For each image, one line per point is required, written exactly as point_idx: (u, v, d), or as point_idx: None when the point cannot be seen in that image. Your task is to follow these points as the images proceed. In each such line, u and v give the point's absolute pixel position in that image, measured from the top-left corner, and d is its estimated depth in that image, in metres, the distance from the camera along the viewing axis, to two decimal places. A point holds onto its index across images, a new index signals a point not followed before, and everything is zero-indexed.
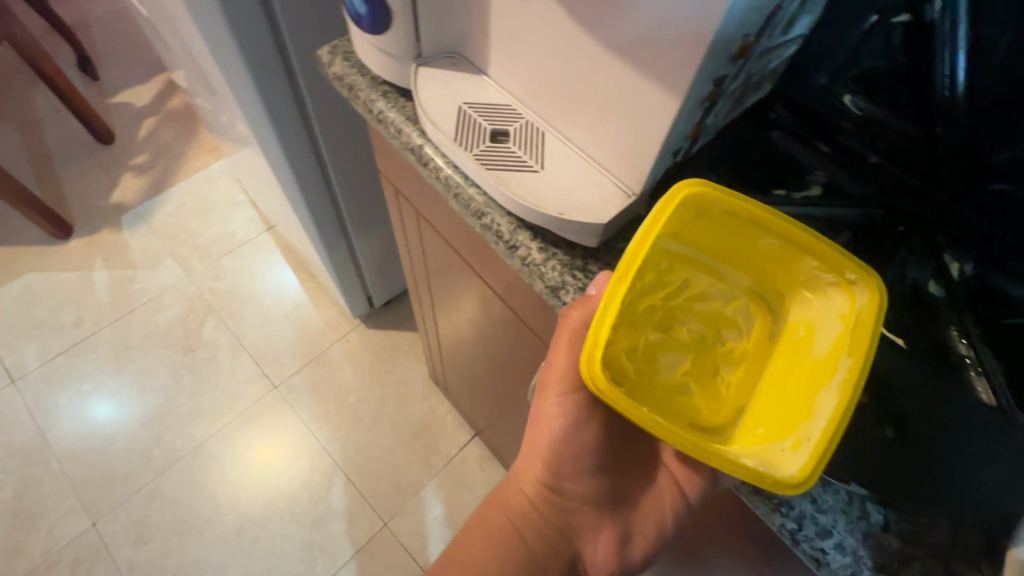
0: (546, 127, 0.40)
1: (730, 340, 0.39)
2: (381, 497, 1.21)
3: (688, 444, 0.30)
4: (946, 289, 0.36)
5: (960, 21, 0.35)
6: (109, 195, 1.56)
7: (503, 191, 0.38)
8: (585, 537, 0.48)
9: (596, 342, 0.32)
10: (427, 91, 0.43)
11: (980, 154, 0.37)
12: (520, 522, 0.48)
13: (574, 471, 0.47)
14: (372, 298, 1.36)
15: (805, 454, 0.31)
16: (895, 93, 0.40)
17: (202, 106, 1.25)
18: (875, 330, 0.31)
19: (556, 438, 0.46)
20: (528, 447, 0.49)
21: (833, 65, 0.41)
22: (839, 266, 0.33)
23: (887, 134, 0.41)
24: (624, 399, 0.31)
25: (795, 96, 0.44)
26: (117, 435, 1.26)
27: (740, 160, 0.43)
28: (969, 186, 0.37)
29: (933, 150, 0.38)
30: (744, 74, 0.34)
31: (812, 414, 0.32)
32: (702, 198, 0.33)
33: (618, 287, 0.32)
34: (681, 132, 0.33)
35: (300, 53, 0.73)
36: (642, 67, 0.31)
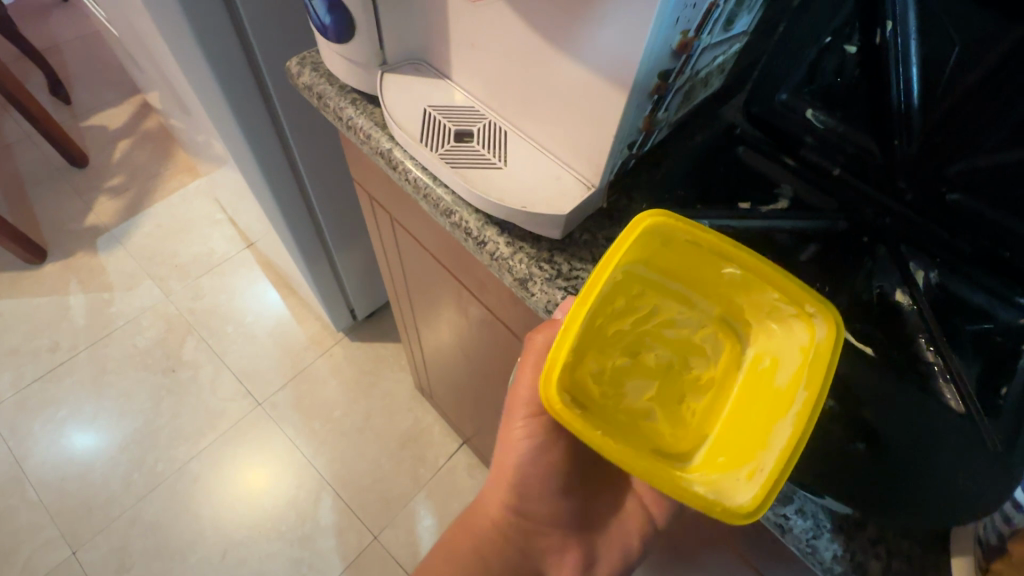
0: (508, 127, 0.41)
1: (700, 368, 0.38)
2: (370, 510, 1.20)
3: (637, 466, 0.30)
4: (912, 297, 0.35)
5: (912, 37, 0.35)
6: (84, 218, 1.54)
7: (467, 188, 0.40)
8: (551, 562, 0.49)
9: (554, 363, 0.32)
10: (392, 96, 0.44)
11: (935, 165, 0.37)
12: (484, 548, 0.49)
13: (541, 494, 0.49)
14: (355, 310, 1.36)
15: (757, 485, 0.29)
16: (853, 107, 0.40)
17: (177, 126, 1.25)
18: (829, 362, 0.30)
19: (520, 465, 0.47)
20: (493, 473, 0.50)
21: (794, 82, 0.41)
22: (799, 298, 0.32)
23: (846, 147, 0.41)
24: (578, 420, 0.31)
25: (759, 112, 0.43)
26: (96, 461, 1.23)
27: (706, 175, 0.42)
28: (926, 196, 0.38)
29: (892, 165, 0.39)
30: (691, 70, 0.36)
31: (769, 443, 0.30)
32: (668, 230, 0.33)
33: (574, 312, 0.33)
34: (633, 125, 0.35)
35: (272, 66, 0.74)
36: (595, 61, 0.32)
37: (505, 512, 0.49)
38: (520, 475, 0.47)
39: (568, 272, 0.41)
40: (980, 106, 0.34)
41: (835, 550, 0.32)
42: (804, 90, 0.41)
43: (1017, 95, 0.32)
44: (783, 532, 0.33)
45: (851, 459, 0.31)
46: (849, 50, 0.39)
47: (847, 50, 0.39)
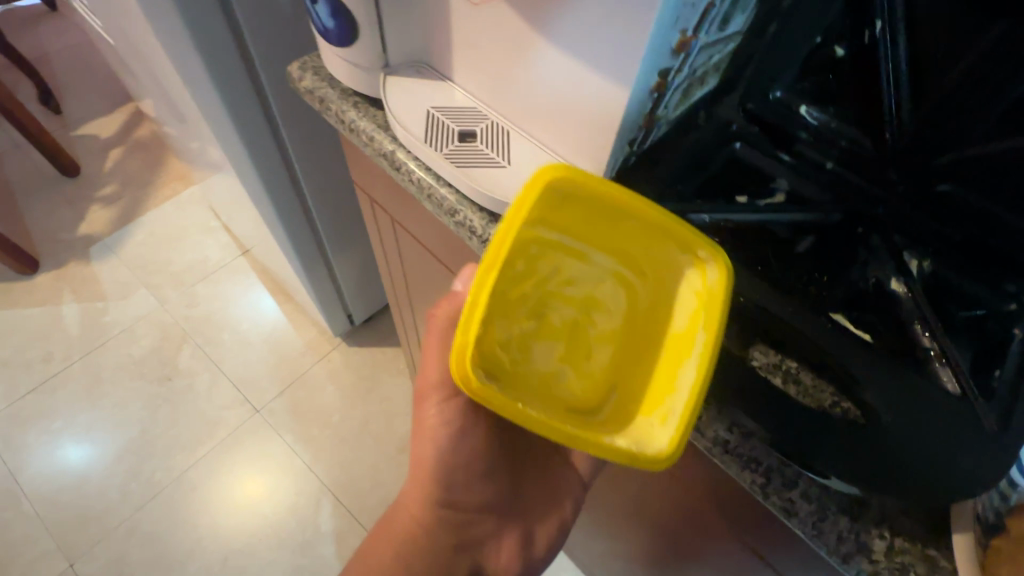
0: (511, 127, 0.42)
1: (602, 322, 0.39)
2: (371, 515, 1.20)
3: (561, 435, 0.32)
4: (907, 285, 0.37)
5: (899, 38, 0.38)
6: (76, 228, 1.53)
7: (473, 187, 0.40)
8: (489, 547, 0.51)
9: (467, 340, 0.33)
10: (396, 98, 0.45)
11: (925, 157, 0.40)
12: (408, 546, 0.48)
13: (465, 480, 0.49)
14: (353, 315, 1.36)
15: (671, 428, 0.33)
16: (845, 103, 0.42)
17: (171, 134, 1.25)
18: (722, 304, 0.33)
19: (439, 452, 0.48)
20: (411, 468, 0.50)
21: (789, 78, 0.43)
22: (693, 243, 0.34)
23: (840, 141, 0.42)
24: (497, 396, 0.32)
25: (755, 108, 0.43)
26: (91, 472, 1.22)
27: (705, 171, 0.42)
28: (918, 187, 0.40)
29: (883, 156, 0.41)
30: (689, 68, 0.37)
31: (675, 388, 0.34)
32: (566, 181, 0.33)
33: (478, 280, 0.33)
34: (634, 121, 0.36)
35: (269, 72, 0.74)
36: (597, 61, 0.33)
37: (431, 505, 0.49)
38: (444, 462, 0.48)
39: None
40: (966, 102, 0.37)
41: (841, 531, 0.33)
42: (797, 87, 0.43)
43: (1003, 90, 0.35)
44: (791, 516, 0.34)
45: (856, 438, 0.32)
46: (837, 53, 0.41)
47: (835, 54, 0.41)
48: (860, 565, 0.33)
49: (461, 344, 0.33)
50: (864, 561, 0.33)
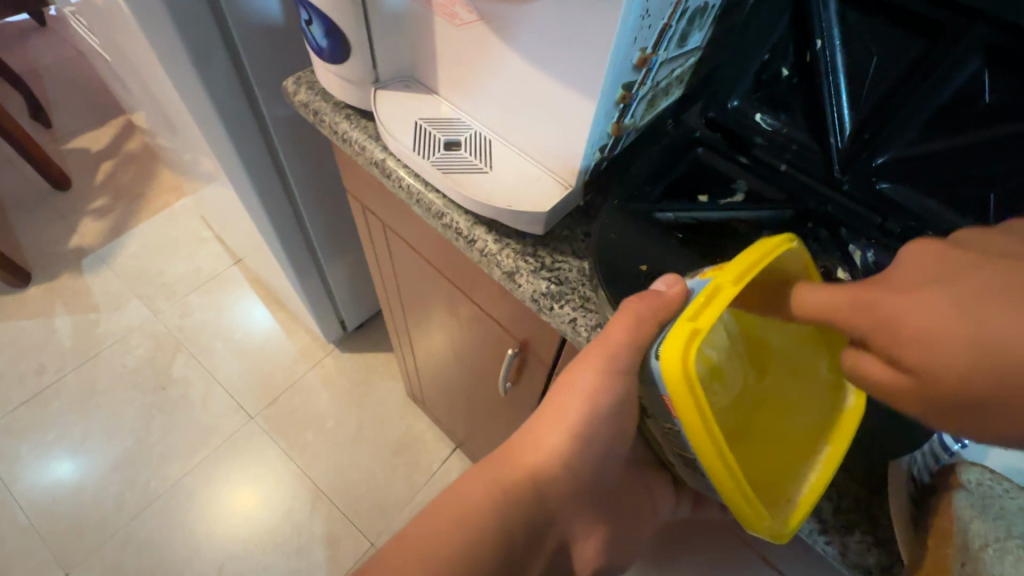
0: (492, 136, 0.46)
1: (718, 393, 0.39)
2: (366, 518, 1.22)
3: (721, 459, 0.31)
4: (851, 273, 0.41)
5: (836, 50, 0.41)
6: (68, 240, 1.54)
7: (457, 191, 0.44)
8: (581, 535, 0.48)
9: (693, 336, 0.31)
10: (386, 110, 0.48)
11: (866, 159, 0.42)
12: (513, 498, 0.44)
13: (596, 456, 0.45)
14: (346, 322, 1.38)
15: (784, 512, 0.33)
16: (794, 111, 0.45)
17: (164, 146, 1.27)
18: (852, 425, 0.35)
19: (585, 424, 0.43)
20: (539, 420, 0.46)
21: (742, 89, 0.47)
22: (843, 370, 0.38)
23: (792, 145, 0.45)
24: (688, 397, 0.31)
25: (715, 116, 0.47)
26: (86, 482, 1.23)
27: (667, 176, 0.46)
28: (862, 184, 0.43)
29: (829, 159, 0.44)
30: (652, 82, 0.41)
31: (788, 480, 0.35)
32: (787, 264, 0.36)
33: (722, 288, 0.31)
34: (602, 130, 0.40)
35: (263, 86, 0.78)
36: (567, 76, 0.37)
37: (553, 471, 0.45)
38: (587, 432, 0.43)
39: (551, 264, 0.45)
40: (897, 106, 0.40)
41: None
42: (751, 97, 0.47)
43: (928, 98, 0.38)
44: None
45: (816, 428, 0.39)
46: (783, 71, 0.45)
47: (781, 71, 0.45)
48: (812, 527, 0.35)
49: (684, 329, 0.31)
50: (814, 520, 0.35)
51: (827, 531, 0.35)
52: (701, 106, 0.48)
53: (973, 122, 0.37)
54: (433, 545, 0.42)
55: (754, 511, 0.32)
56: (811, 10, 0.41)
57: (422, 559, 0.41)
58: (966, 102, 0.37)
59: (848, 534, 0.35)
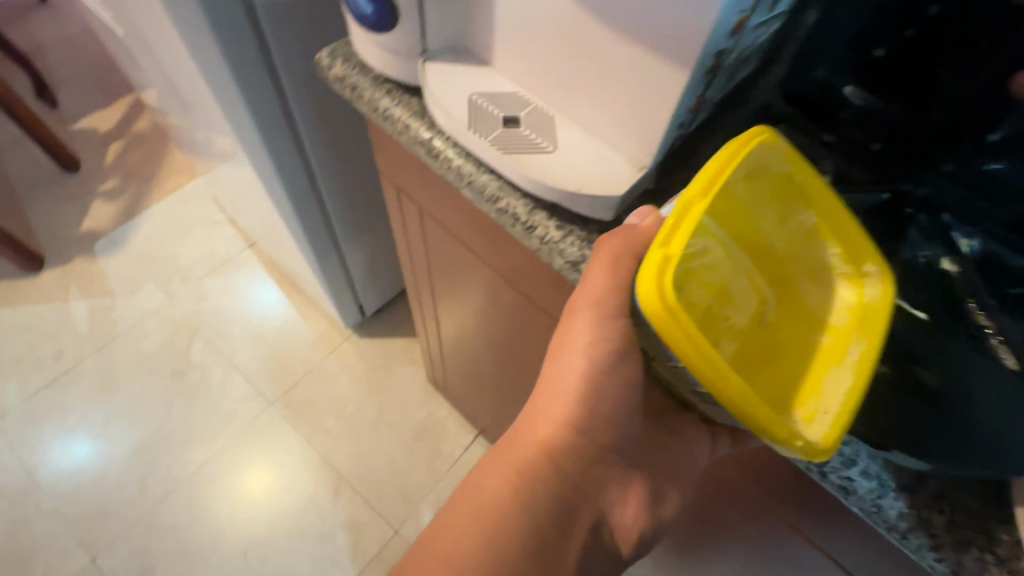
0: (554, 112, 0.42)
1: (733, 316, 0.37)
2: (389, 504, 1.21)
3: (731, 379, 0.30)
4: (960, 265, 0.37)
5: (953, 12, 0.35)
6: (80, 223, 1.51)
7: (522, 173, 0.40)
8: (613, 498, 0.46)
9: (665, 263, 0.31)
10: (435, 83, 0.44)
11: (975, 135, 0.37)
12: (525, 479, 0.43)
13: (611, 417, 0.42)
14: (364, 306, 1.35)
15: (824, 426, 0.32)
16: (892, 83, 0.39)
17: (176, 124, 1.23)
18: (886, 315, 0.34)
19: (587, 381, 0.40)
20: (540, 389, 0.44)
21: (830, 58, 0.40)
22: (859, 256, 0.36)
23: (884, 122, 0.40)
24: (683, 319, 0.31)
25: (796, 90, 0.43)
26: (107, 467, 1.22)
27: None
28: (965, 163, 0.38)
29: (931, 137, 0.39)
30: (739, 49, 0.37)
31: (822, 391, 0.34)
32: (767, 152, 0.35)
33: (692, 204, 0.33)
34: (686, 104, 0.36)
35: (286, 61, 0.73)
36: (656, 43, 0.32)
37: (564, 440, 0.43)
38: (592, 389, 0.41)
39: None
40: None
41: (900, 507, 0.34)
42: (842, 66, 0.40)
43: None
44: (849, 494, 0.35)
45: (914, 417, 0.33)
46: (878, 49, 0.39)
47: (876, 50, 0.39)
48: (919, 539, 0.33)
49: (655, 258, 0.32)
50: (923, 535, 0.33)
51: (938, 546, 0.33)
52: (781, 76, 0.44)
53: None
54: (456, 547, 0.42)
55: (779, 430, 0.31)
56: None
57: (444, 563, 0.41)
58: None
59: (964, 551, 0.32)
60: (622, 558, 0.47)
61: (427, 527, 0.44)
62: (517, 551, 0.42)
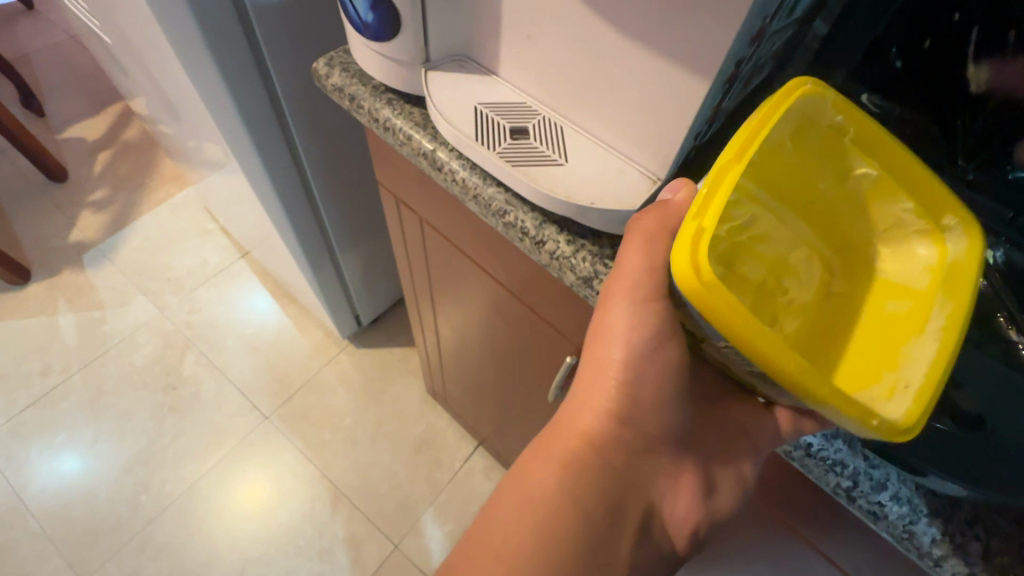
0: (563, 122, 0.40)
1: (793, 289, 0.39)
2: (388, 518, 1.19)
3: (794, 358, 0.29)
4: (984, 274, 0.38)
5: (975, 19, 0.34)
6: (68, 234, 1.48)
7: (532, 189, 0.38)
8: (660, 489, 0.43)
9: (699, 235, 0.30)
10: (439, 93, 0.42)
11: (997, 144, 0.37)
12: (572, 469, 0.41)
13: (653, 407, 0.40)
14: (360, 316, 1.33)
15: (906, 401, 0.30)
16: (910, 90, 0.39)
17: (166, 133, 1.20)
18: (973, 273, 0.33)
19: (628, 367, 0.38)
20: (581, 376, 0.42)
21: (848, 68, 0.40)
22: (938, 210, 0.35)
23: (903, 127, 0.40)
24: (730, 292, 0.29)
25: None
26: (97, 486, 1.19)
27: None
28: (986, 172, 0.38)
29: (951, 144, 0.39)
30: (756, 58, 0.36)
31: (903, 363, 0.32)
32: (815, 102, 0.34)
33: (724, 169, 0.31)
34: (703, 115, 0.34)
35: (280, 70, 0.71)
36: (675, 53, 0.31)
37: (606, 430, 0.41)
38: (632, 376, 0.38)
39: None
40: None
41: (934, 534, 0.33)
42: (861, 73, 0.40)
43: None
44: (879, 519, 0.34)
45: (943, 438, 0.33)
46: (896, 61, 0.38)
47: (895, 62, 0.38)
48: (955, 567, 0.32)
49: (688, 231, 0.30)
50: (959, 563, 0.32)
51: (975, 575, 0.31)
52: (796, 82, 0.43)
53: None
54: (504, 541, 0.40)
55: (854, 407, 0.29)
56: None
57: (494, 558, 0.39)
58: None
59: None
60: (677, 553, 0.43)
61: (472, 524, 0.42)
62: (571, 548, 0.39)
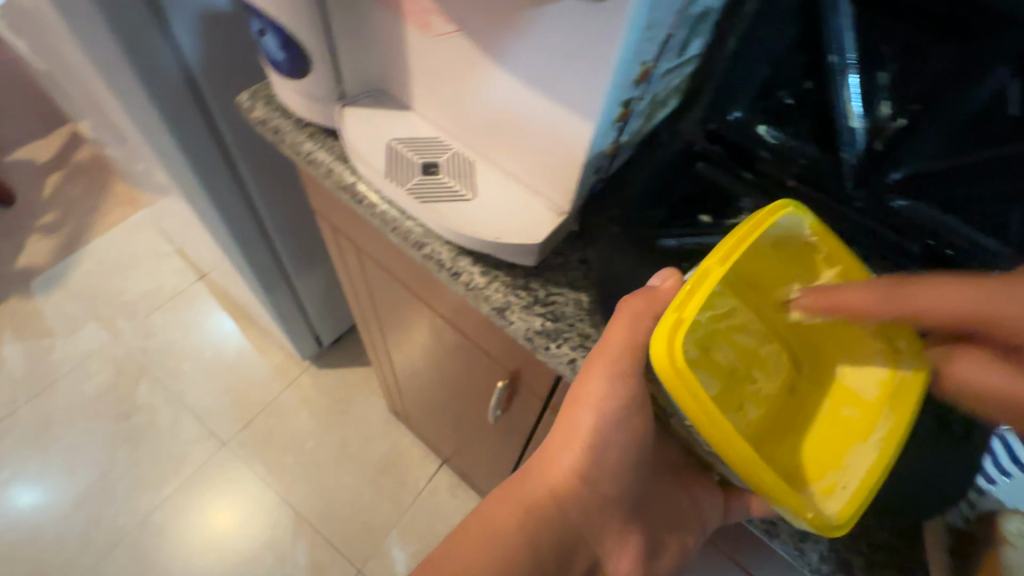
0: (474, 156, 0.41)
1: (761, 381, 0.39)
2: (351, 541, 1.17)
3: (749, 458, 0.30)
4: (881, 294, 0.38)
5: (851, 61, 0.37)
6: (14, 260, 1.43)
7: (441, 224, 0.39)
8: (606, 548, 0.42)
9: (677, 326, 0.30)
10: (353, 129, 0.43)
11: (882, 173, 0.37)
12: (536, 516, 0.40)
13: (616, 472, 0.40)
14: (321, 337, 1.31)
15: (840, 501, 0.32)
16: (801, 123, 0.40)
17: (113, 156, 1.18)
18: (917, 396, 0.33)
19: (596, 434, 0.38)
20: (554, 431, 0.41)
21: (743, 99, 0.40)
22: (891, 334, 0.34)
23: (799, 159, 0.39)
24: (693, 392, 0.30)
25: (716, 129, 0.41)
26: (45, 522, 1.14)
27: (665, 197, 0.42)
28: (875, 200, 0.37)
29: (840, 174, 0.38)
30: (650, 95, 0.37)
31: (845, 464, 0.34)
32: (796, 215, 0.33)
33: (710, 270, 0.31)
34: (598, 152, 0.35)
35: (218, 100, 0.71)
36: (560, 95, 0.32)
37: (572, 487, 0.40)
38: (599, 445, 0.38)
39: (546, 298, 0.41)
40: (935, 113, 0.35)
41: (822, 550, 0.36)
42: (755, 106, 0.41)
43: (953, 104, 0.35)
44: (773, 535, 0.37)
45: None
46: (788, 98, 0.40)
47: (785, 99, 0.40)
48: None
49: (668, 320, 0.30)
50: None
51: None
52: (701, 115, 0.42)
53: (1005, 131, 0.34)
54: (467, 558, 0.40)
55: (789, 500, 0.30)
56: (826, 17, 0.36)
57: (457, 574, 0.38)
58: (991, 112, 0.34)
59: None
60: None
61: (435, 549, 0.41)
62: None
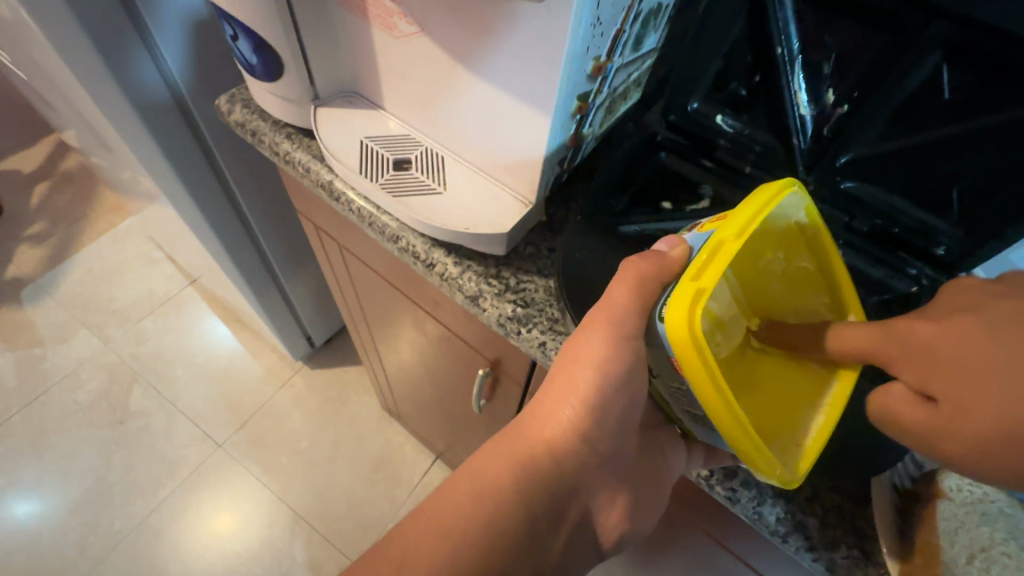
0: (444, 151, 0.43)
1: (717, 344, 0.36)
2: (347, 537, 1.18)
3: (736, 427, 0.29)
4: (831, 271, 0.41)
5: (793, 54, 0.39)
6: (3, 271, 1.44)
7: (410, 215, 0.41)
8: (599, 503, 0.42)
9: (699, 297, 0.29)
10: (328, 130, 0.45)
11: (831, 157, 0.41)
12: (529, 472, 0.39)
13: (613, 431, 0.39)
14: (313, 337, 1.33)
15: (797, 459, 0.33)
16: (755, 112, 0.43)
17: (100, 164, 1.19)
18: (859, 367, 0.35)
19: (596, 392, 0.36)
20: (548, 385, 0.39)
21: (701, 90, 0.43)
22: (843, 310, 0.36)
23: (754, 147, 0.43)
24: (697, 365, 0.29)
25: (677, 120, 0.44)
26: (42, 529, 1.15)
27: (632, 184, 0.44)
28: (826, 184, 0.41)
29: (792, 159, 0.42)
30: (609, 88, 0.39)
31: (796, 425, 0.34)
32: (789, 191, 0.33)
33: (724, 243, 0.29)
34: (560, 143, 0.38)
35: (200, 105, 0.72)
36: (517, 90, 0.34)
37: (567, 445, 0.39)
38: (599, 404, 0.37)
39: (516, 285, 0.43)
40: (874, 98, 0.37)
41: (779, 513, 0.38)
42: (712, 98, 0.44)
43: (888, 94, 0.36)
44: (734, 503, 0.39)
45: None
46: (741, 88, 0.43)
47: (739, 90, 0.43)
48: (797, 542, 0.37)
49: (687, 290, 0.29)
50: (801, 538, 0.37)
51: (813, 547, 0.37)
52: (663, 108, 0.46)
53: (937, 116, 0.36)
54: (455, 517, 0.37)
55: (765, 461, 0.30)
56: (767, 12, 0.38)
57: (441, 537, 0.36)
58: (926, 96, 0.35)
59: (835, 550, 0.37)
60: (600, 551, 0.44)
61: (418, 509, 0.39)
62: (511, 555, 0.37)
